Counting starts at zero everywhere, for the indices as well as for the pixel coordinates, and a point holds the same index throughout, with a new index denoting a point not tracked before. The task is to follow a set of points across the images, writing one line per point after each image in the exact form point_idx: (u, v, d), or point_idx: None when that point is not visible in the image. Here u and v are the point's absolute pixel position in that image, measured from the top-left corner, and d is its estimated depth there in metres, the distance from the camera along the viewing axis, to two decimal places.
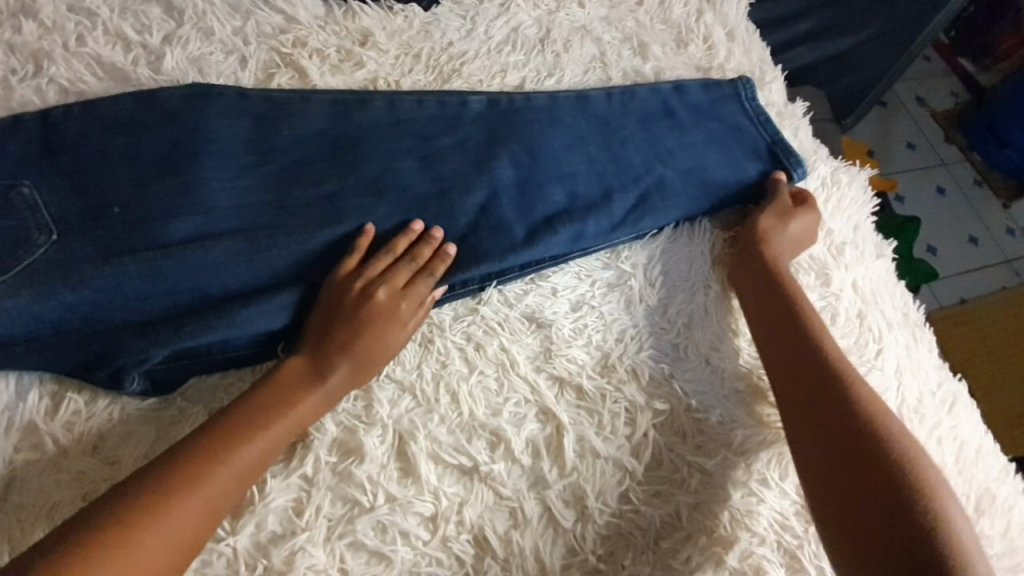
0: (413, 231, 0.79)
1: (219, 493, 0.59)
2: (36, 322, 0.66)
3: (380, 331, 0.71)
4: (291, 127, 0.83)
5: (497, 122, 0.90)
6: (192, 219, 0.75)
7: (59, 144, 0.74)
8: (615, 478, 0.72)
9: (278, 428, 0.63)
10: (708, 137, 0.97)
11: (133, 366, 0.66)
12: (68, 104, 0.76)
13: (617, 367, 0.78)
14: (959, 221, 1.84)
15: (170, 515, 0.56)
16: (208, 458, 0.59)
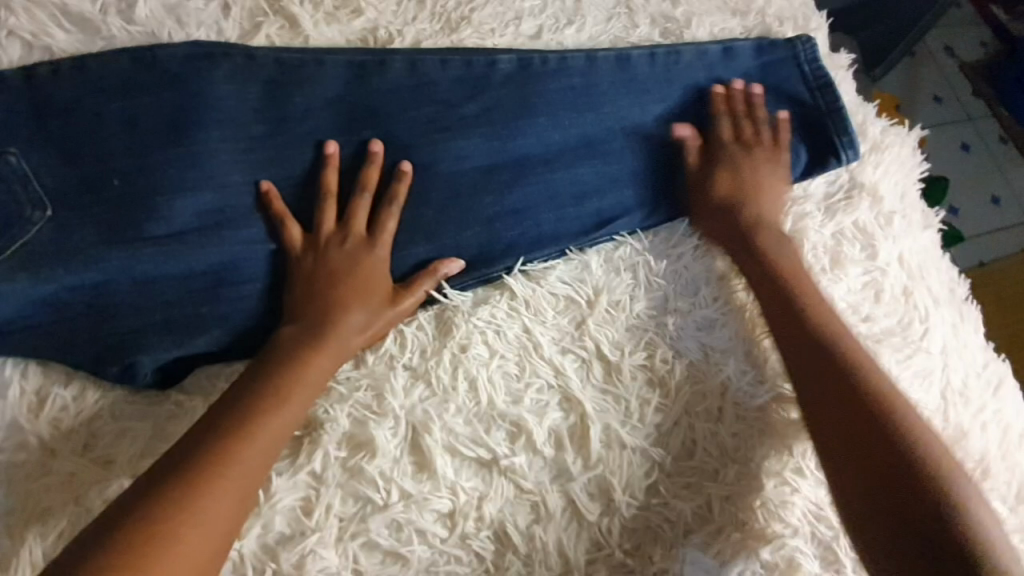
0: (404, 175, 0.73)
1: (250, 470, 0.55)
2: (37, 308, 0.61)
3: (378, 283, 0.68)
4: (303, 95, 0.75)
5: (510, 83, 0.82)
6: (197, 197, 0.68)
7: (42, 106, 0.67)
8: (643, 470, 0.68)
9: (300, 396, 0.60)
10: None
11: (144, 359, 0.62)
12: (55, 62, 0.68)
13: (651, 350, 0.72)
14: (981, 178, 1.70)
15: (212, 501, 0.52)
16: (221, 434, 0.56)
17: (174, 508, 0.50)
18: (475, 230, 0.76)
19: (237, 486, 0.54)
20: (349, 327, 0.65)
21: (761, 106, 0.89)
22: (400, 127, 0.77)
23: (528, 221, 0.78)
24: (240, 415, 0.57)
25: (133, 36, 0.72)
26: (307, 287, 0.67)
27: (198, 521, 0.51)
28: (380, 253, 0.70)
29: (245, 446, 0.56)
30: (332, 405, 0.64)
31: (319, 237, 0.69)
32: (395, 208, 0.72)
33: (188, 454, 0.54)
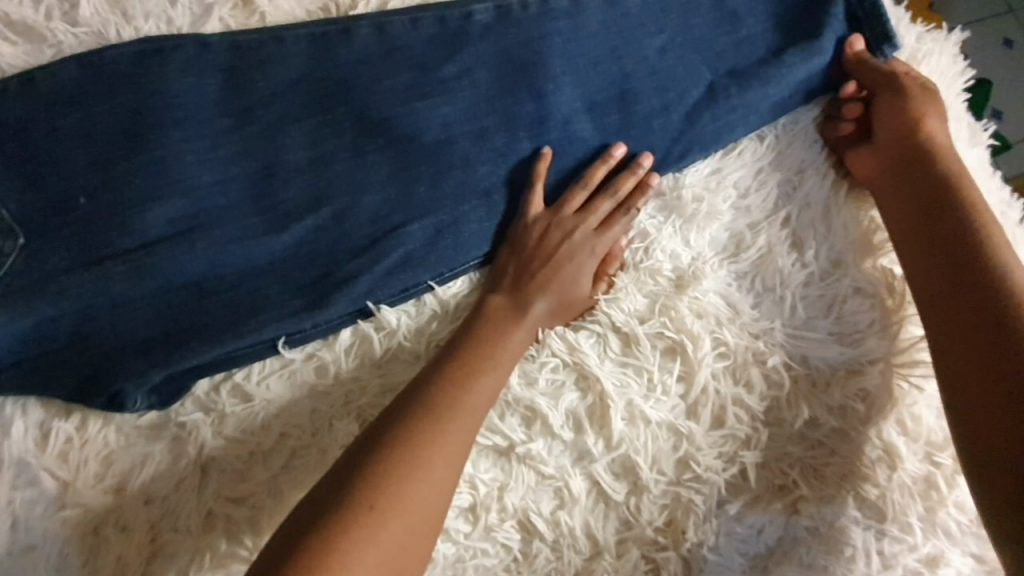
0: (613, 159, 0.72)
1: (440, 468, 0.53)
2: (27, 341, 0.59)
3: (575, 273, 0.67)
4: (268, 79, 0.69)
5: (490, 36, 0.74)
6: (169, 204, 0.64)
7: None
8: (672, 445, 0.64)
9: (484, 392, 0.59)
10: (771, 28, 0.79)
11: (131, 385, 0.59)
12: (4, 79, 0.64)
13: (669, 315, 0.67)
14: None
15: (407, 497, 0.50)
16: (405, 438, 0.53)
17: (355, 519, 0.47)
18: (471, 203, 0.70)
19: (430, 494, 0.51)
20: (501, 315, 0.64)
21: (777, 26, 0.79)
22: (376, 100, 0.71)
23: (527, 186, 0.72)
24: (419, 421, 0.54)
25: (80, 39, 0.67)
26: (398, 311, 0.66)
27: (396, 527, 0.48)
28: (556, 227, 0.69)
29: (425, 465, 0.52)
30: (340, 408, 0.61)
31: (337, 244, 0.67)
32: (607, 193, 0.70)
33: (366, 461, 0.51)
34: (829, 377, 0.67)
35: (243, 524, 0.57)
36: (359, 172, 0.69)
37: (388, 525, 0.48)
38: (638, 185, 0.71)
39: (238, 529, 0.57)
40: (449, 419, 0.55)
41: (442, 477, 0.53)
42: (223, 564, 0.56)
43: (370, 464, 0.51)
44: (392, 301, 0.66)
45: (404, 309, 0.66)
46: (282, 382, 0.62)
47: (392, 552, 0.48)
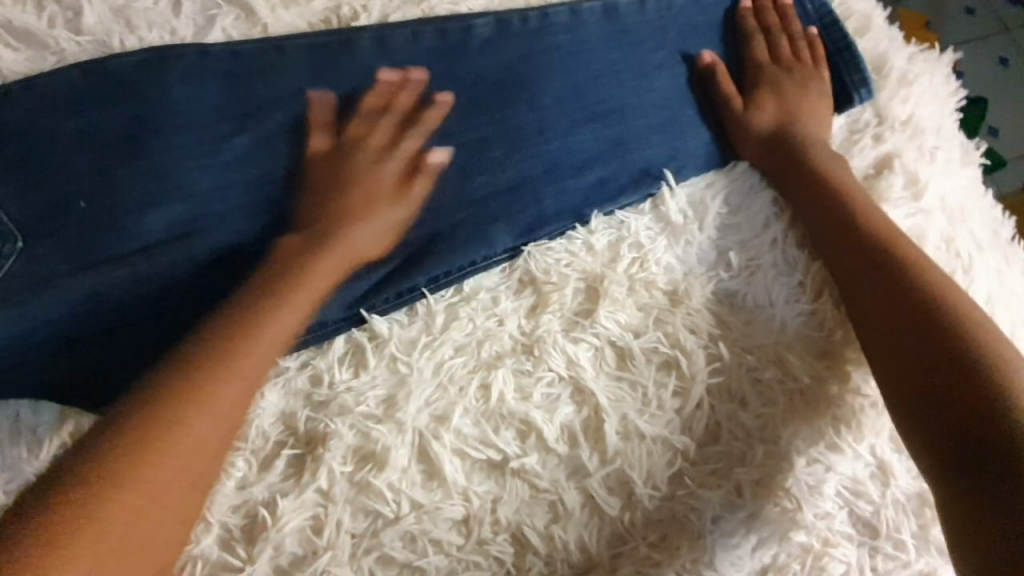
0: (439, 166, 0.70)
1: (201, 435, 0.51)
2: (25, 344, 0.59)
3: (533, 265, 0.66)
4: (269, 90, 0.70)
5: (490, 50, 0.75)
6: (170, 209, 0.65)
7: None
8: (667, 459, 0.64)
9: (262, 352, 0.57)
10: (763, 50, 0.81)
11: (125, 387, 0.59)
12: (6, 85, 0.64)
13: (663, 329, 0.68)
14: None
15: (155, 459, 0.48)
16: (166, 395, 0.51)
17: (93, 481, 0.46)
18: (468, 213, 0.71)
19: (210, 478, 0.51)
20: (298, 265, 0.62)
21: (767, 48, 0.81)
22: (375, 110, 0.71)
23: (526, 197, 0.72)
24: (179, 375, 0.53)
25: (83, 46, 0.68)
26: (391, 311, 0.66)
27: (135, 491, 0.47)
28: (359, 155, 0.68)
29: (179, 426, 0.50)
30: (333, 418, 0.61)
31: None
32: None
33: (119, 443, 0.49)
34: (823, 393, 0.68)
35: (236, 534, 0.56)
36: None
37: (129, 490, 0.46)
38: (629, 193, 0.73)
39: (232, 539, 0.56)
40: (219, 374, 0.54)
41: (204, 440, 0.51)
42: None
43: (108, 447, 0.48)
44: (384, 310, 0.66)
45: (396, 318, 0.66)
46: (276, 391, 0.62)
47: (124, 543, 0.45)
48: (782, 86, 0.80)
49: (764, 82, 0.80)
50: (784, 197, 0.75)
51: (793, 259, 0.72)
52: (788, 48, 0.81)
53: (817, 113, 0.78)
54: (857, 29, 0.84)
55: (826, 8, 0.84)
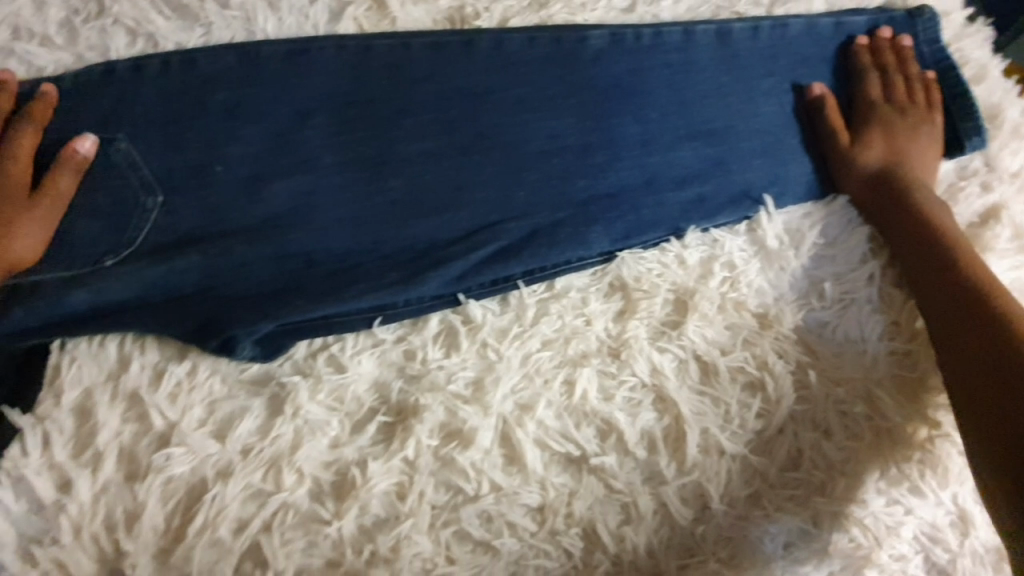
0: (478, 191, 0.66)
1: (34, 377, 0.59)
2: (150, 289, 0.63)
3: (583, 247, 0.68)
4: (394, 78, 0.73)
5: (602, 60, 0.77)
6: (295, 177, 0.69)
7: (150, 97, 0.68)
8: (742, 479, 0.64)
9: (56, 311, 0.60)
10: (874, 87, 0.81)
11: (240, 334, 0.62)
12: (165, 54, 0.70)
13: (752, 350, 0.69)
14: None
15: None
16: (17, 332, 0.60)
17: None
18: (567, 212, 0.73)
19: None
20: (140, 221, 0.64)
21: (878, 87, 0.81)
22: (489, 106, 0.74)
23: (624, 205, 0.74)
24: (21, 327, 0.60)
25: (229, 22, 0.73)
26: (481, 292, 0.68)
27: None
28: (321, 117, 0.71)
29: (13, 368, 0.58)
30: (424, 393, 0.62)
31: (438, 237, 0.70)
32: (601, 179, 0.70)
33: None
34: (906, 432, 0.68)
35: (326, 489, 0.59)
36: (468, 170, 0.72)
37: None
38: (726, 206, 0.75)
39: (322, 493, 0.59)
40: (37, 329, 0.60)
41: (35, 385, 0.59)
42: (302, 524, 0.57)
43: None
44: (481, 295, 0.69)
45: (490, 305, 0.68)
46: (373, 359, 0.64)
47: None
48: (891, 122, 0.80)
49: (872, 119, 0.80)
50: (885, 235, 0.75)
51: (888, 298, 0.72)
52: (903, 87, 0.81)
53: (916, 141, 0.79)
54: (972, 75, 0.83)
55: (942, 52, 0.83)
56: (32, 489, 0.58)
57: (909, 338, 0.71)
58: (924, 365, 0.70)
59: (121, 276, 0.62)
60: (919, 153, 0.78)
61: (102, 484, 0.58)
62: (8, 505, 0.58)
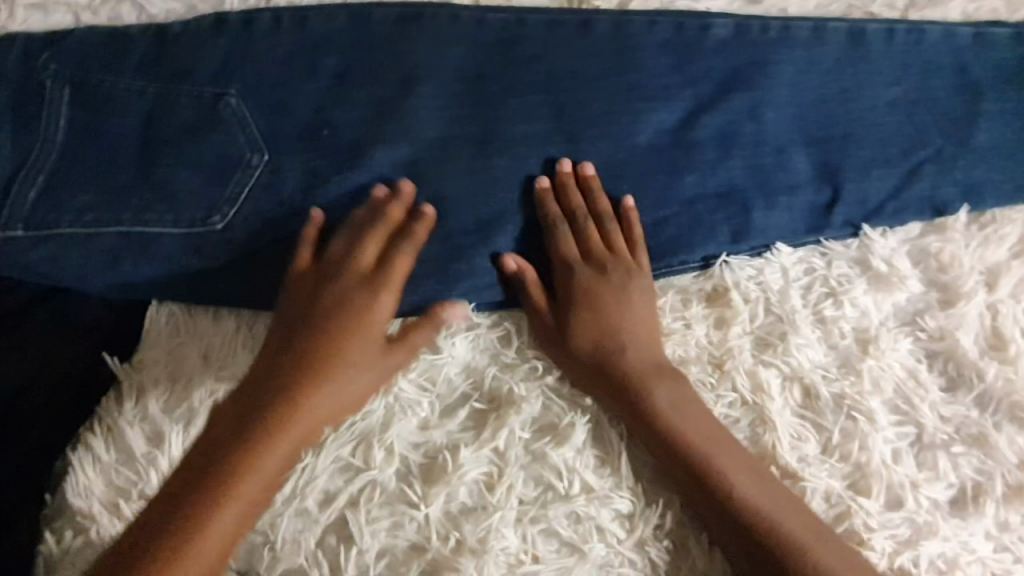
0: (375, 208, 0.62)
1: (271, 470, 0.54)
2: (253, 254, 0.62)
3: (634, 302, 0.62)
4: (506, 54, 0.70)
5: (724, 52, 0.73)
6: (398, 147, 0.66)
7: (261, 55, 0.66)
8: (843, 512, 0.61)
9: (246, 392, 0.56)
10: (1013, 104, 0.75)
11: None
12: (277, 12, 0.68)
13: (859, 376, 0.65)
14: None
15: (223, 505, 0.51)
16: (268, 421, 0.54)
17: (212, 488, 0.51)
18: (673, 209, 0.68)
19: (264, 476, 0.53)
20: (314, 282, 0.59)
21: (1018, 104, 0.75)
22: (601, 91, 0.70)
23: (734, 207, 0.69)
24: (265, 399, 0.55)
25: None
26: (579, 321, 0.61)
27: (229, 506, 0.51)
28: (429, 86, 0.68)
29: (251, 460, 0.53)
30: (518, 383, 0.61)
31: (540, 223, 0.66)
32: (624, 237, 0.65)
33: (195, 478, 0.52)
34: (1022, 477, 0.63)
35: (415, 471, 0.58)
36: (574, 157, 0.68)
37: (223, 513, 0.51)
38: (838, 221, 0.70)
39: (410, 474, 0.58)
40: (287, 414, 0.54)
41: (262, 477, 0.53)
42: (389, 504, 0.57)
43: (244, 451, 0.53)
44: None
45: None
46: (466, 343, 0.62)
47: (229, 540, 0.51)
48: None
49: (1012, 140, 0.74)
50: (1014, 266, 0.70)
51: (1011, 333, 0.67)
52: None
53: (646, 287, 0.63)
54: None
55: None
56: (126, 439, 0.58)
57: None
58: None
59: (229, 237, 0.62)
60: (649, 314, 0.62)
61: (192, 440, 0.59)
62: (101, 452, 0.58)
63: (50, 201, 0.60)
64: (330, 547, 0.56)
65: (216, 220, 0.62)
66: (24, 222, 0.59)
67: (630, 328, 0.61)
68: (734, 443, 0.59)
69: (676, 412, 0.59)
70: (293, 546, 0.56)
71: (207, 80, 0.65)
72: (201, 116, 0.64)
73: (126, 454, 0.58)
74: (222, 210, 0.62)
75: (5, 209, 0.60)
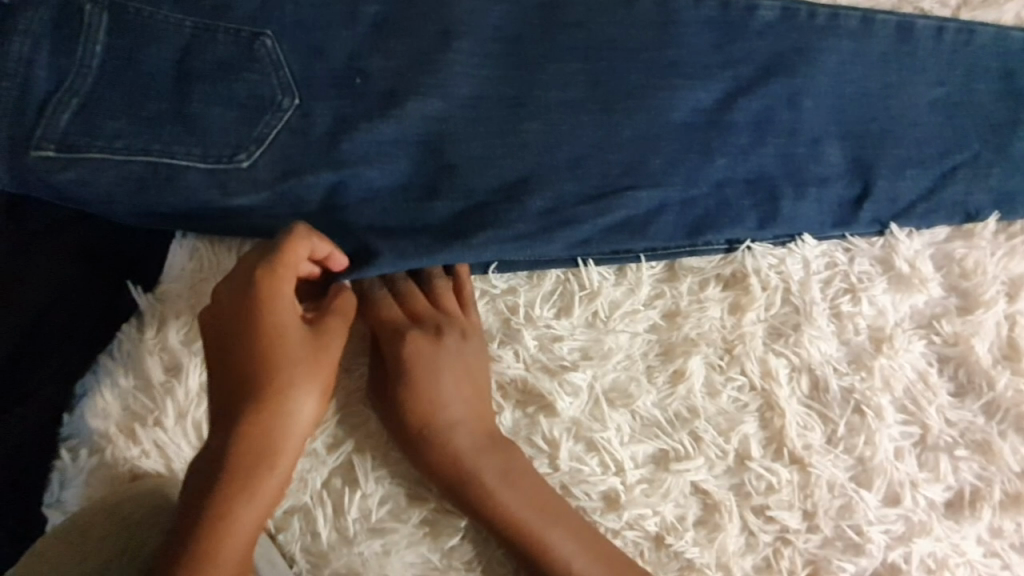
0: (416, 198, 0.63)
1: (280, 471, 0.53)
2: (279, 199, 0.62)
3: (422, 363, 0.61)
4: (546, 18, 0.69)
5: (768, 36, 0.71)
6: (431, 102, 0.66)
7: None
8: (839, 505, 0.61)
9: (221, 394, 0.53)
10: None
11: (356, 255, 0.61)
12: None
13: (869, 373, 0.65)
14: None
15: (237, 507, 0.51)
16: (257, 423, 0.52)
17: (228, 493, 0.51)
18: (701, 191, 0.67)
19: (278, 475, 0.53)
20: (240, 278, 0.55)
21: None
22: (638, 64, 0.69)
23: (763, 194, 0.68)
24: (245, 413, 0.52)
25: None
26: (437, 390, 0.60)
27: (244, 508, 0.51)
28: (467, 43, 0.67)
29: (255, 470, 0.51)
30: (527, 347, 0.63)
31: (571, 193, 0.66)
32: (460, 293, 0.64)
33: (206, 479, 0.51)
34: (1021, 487, 0.64)
35: None
36: (608, 129, 0.67)
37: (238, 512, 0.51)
38: (868, 217, 0.69)
39: None
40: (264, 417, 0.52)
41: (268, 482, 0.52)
42: (397, 455, 0.60)
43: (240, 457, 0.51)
44: (600, 260, 0.66)
45: (607, 273, 0.66)
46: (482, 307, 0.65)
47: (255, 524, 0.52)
48: None
49: None
50: None
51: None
52: None
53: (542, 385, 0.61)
54: None
55: None
56: (146, 368, 0.60)
57: None
58: None
59: (255, 179, 0.62)
60: (468, 378, 0.61)
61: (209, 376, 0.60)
62: (120, 377, 0.61)
63: (81, 124, 0.60)
64: (335, 489, 0.59)
65: (241, 158, 0.62)
66: (55, 142, 0.59)
67: (436, 392, 0.60)
68: (573, 518, 0.59)
69: (506, 489, 0.58)
70: (300, 484, 0.59)
71: (246, 18, 0.64)
72: (237, 52, 0.63)
73: (143, 382, 0.60)
74: (251, 149, 0.62)
75: (37, 128, 0.59)
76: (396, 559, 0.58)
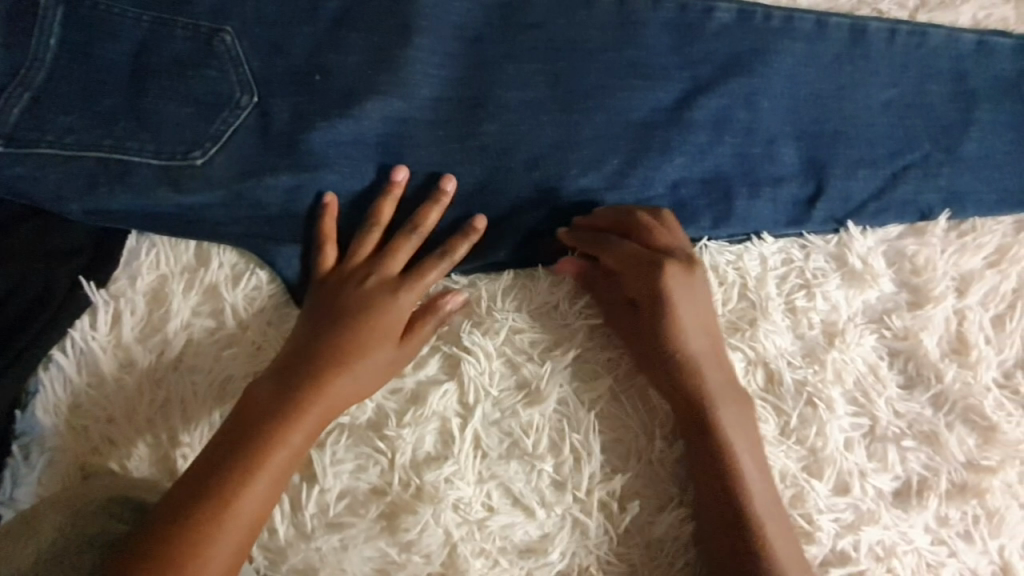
0: (395, 186, 0.64)
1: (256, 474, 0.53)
2: (238, 199, 0.63)
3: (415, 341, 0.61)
4: (507, 16, 0.70)
5: (725, 37, 0.73)
6: (391, 99, 0.66)
7: None
8: (791, 494, 0.63)
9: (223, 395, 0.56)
10: (1007, 116, 0.75)
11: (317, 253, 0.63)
12: None
13: (822, 367, 0.66)
14: None
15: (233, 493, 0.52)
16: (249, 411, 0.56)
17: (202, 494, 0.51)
18: (658, 191, 0.69)
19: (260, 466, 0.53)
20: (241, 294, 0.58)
21: (1010, 118, 0.75)
22: (598, 64, 0.70)
23: (719, 193, 0.70)
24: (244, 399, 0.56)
25: None
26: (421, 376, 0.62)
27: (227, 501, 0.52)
28: (428, 40, 0.67)
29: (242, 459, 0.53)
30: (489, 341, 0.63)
31: (531, 191, 0.67)
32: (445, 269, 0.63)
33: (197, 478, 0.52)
34: (967, 475, 0.66)
35: (377, 418, 0.61)
36: (568, 127, 0.68)
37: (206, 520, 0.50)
38: (822, 215, 0.71)
39: (373, 421, 0.61)
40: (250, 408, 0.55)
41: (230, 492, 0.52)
42: (354, 448, 0.60)
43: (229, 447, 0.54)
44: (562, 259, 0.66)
45: None
46: None
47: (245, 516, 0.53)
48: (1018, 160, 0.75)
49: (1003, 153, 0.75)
50: (985, 276, 0.71)
51: (974, 338, 0.69)
52: None
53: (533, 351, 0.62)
54: None
55: None
56: (99, 364, 0.60)
57: (987, 383, 0.68)
58: (996, 411, 0.68)
59: (211, 178, 0.62)
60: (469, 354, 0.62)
61: (165, 372, 0.60)
62: (72, 372, 0.60)
63: (31, 119, 0.59)
64: (292, 484, 0.59)
65: (197, 156, 0.62)
66: (3, 136, 0.59)
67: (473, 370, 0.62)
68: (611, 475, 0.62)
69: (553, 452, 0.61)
70: None
71: (203, 13, 0.64)
72: (193, 49, 0.63)
73: (97, 377, 0.60)
74: (208, 148, 0.62)
75: None
76: (354, 553, 0.58)
